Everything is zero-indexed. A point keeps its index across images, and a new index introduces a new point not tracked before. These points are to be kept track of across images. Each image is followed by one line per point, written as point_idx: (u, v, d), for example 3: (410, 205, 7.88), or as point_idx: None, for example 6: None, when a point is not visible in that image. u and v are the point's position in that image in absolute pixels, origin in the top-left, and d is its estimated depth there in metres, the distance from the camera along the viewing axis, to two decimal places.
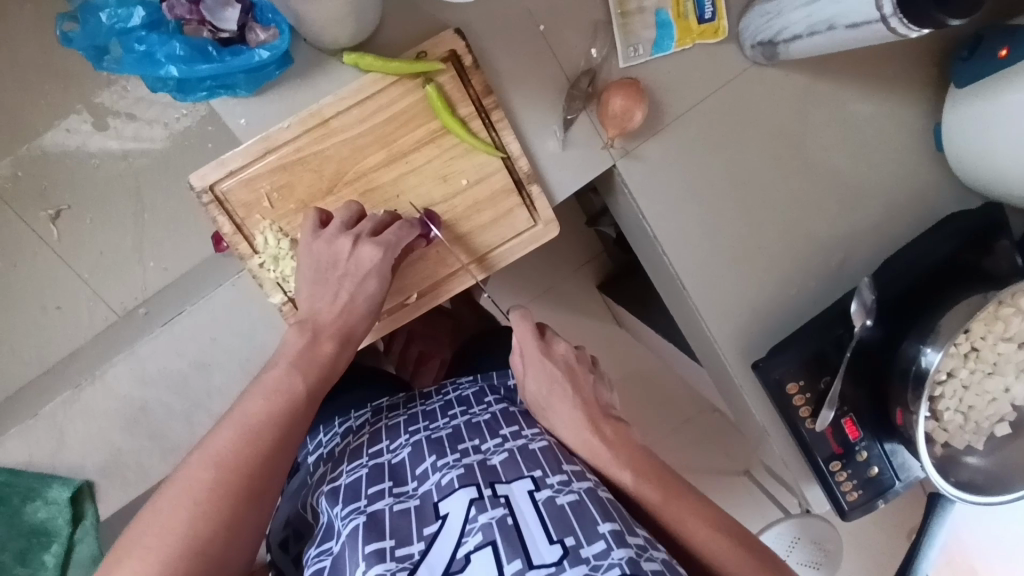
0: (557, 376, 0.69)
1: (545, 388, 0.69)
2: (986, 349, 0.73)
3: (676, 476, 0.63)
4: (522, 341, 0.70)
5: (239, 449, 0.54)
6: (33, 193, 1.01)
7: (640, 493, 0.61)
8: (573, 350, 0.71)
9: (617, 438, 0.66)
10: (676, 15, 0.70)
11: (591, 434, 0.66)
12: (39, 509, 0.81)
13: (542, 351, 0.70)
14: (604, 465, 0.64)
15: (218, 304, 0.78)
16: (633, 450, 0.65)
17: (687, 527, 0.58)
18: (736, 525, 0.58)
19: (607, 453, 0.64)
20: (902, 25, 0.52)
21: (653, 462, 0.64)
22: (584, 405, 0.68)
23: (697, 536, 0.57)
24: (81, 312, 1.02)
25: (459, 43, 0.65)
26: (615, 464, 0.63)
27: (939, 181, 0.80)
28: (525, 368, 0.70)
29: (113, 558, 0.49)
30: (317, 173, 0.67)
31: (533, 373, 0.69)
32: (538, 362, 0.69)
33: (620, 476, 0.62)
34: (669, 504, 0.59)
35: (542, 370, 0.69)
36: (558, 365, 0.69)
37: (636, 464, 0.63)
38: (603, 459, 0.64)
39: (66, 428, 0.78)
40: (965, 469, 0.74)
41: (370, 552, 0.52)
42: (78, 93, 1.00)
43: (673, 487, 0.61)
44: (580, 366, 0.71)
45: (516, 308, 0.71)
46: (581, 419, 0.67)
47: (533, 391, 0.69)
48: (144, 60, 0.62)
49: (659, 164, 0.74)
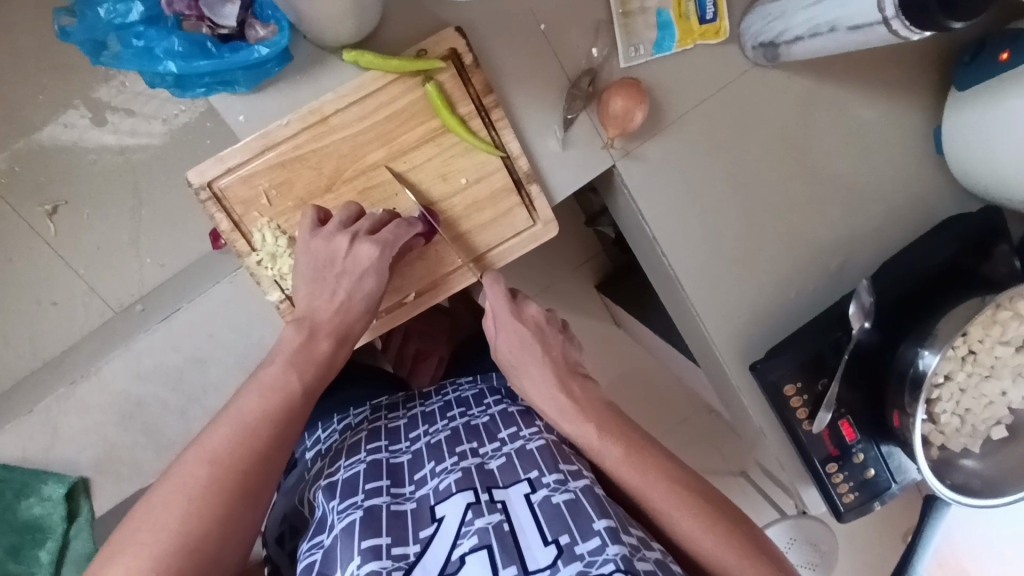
0: (527, 337, 0.68)
1: (515, 349, 0.68)
2: (983, 352, 0.73)
3: (641, 434, 0.63)
4: (495, 301, 0.70)
5: (234, 446, 0.54)
6: (30, 188, 1.00)
7: (603, 450, 0.60)
8: (544, 312, 0.71)
9: (583, 395, 0.65)
10: (678, 16, 0.70)
11: (560, 393, 0.65)
12: (34, 505, 0.81)
13: (514, 313, 0.69)
14: (567, 420, 0.63)
15: (216, 300, 0.79)
16: (598, 406, 0.65)
17: (645, 484, 0.58)
18: (702, 487, 0.59)
19: (573, 409, 0.64)
20: (903, 28, 0.52)
21: (618, 417, 0.64)
22: (554, 363, 0.67)
23: (656, 495, 0.57)
24: (78, 307, 1.02)
25: (459, 41, 0.65)
26: (579, 419, 0.63)
27: (939, 184, 0.80)
28: (497, 328, 0.70)
29: (108, 551, 0.49)
30: (316, 170, 0.66)
31: (504, 333, 0.69)
32: (508, 323, 0.69)
33: (584, 431, 0.62)
34: (630, 459, 0.59)
35: (514, 331, 0.69)
36: (528, 324, 0.69)
37: (601, 421, 0.63)
38: (568, 414, 0.64)
39: (61, 422, 0.77)
40: (960, 473, 0.74)
41: (366, 549, 0.52)
42: (77, 88, 0.99)
43: (636, 444, 0.61)
44: (551, 328, 0.71)
45: (489, 273, 0.71)
46: (550, 378, 0.66)
47: (504, 350, 0.69)
48: (142, 55, 0.62)
49: (659, 164, 0.74)
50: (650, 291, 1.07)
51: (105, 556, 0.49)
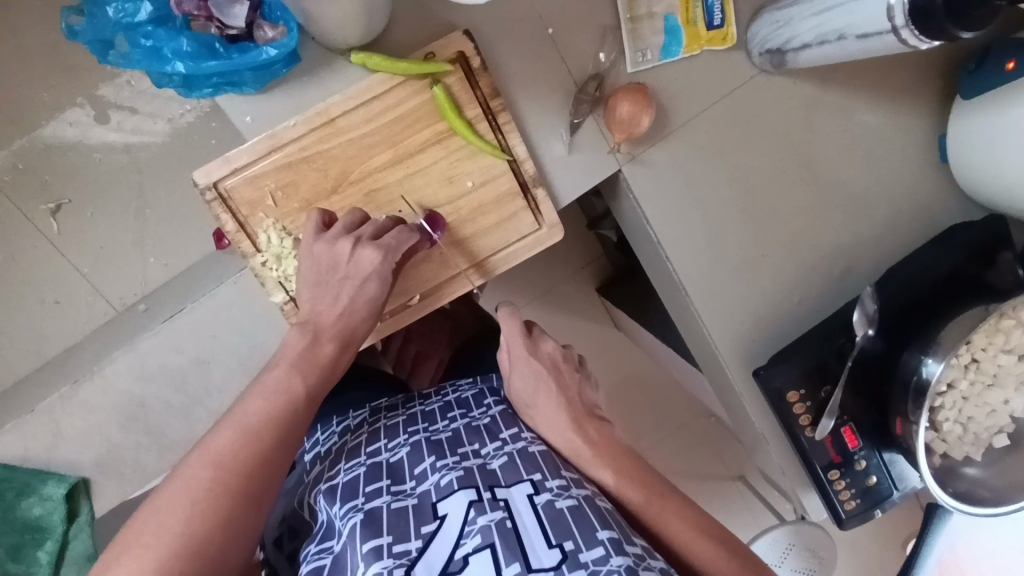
0: (542, 373, 0.69)
1: (530, 388, 0.69)
2: (987, 360, 0.73)
3: (659, 477, 0.63)
4: (510, 337, 0.70)
5: (238, 449, 0.54)
6: (34, 186, 1.00)
7: (623, 494, 0.61)
8: (559, 348, 0.72)
9: (600, 438, 0.66)
10: (685, 21, 0.70)
11: (576, 434, 0.65)
12: (34, 506, 0.80)
13: (528, 348, 0.70)
14: (584, 462, 0.64)
15: (218, 302, 0.77)
16: (615, 448, 0.65)
17: (668, 526, 0.58)
18: (724, 532, 0.58)
19: (589, 452, 0.64)
20: (913, 37, 0.52)
21: (636, 461, 0.64)
22: (569, 403, 0.68)
23: (683, 540, 0.57)
24: (80, 306, 1.02)
25: (467, 44, 0.65)
26: (596, 462, 0.63)
27: (943, 192, 0.80)
28: (512, 367, 0.70)
29: (107, 558, 0.49)
30: (322, 172, 0.66)
31: (519, 371, 0.69)
32: (524, 359, 0.69)
33: (601, 474, 0.62)
34: (652, 503, 0.59)
35: (529, 367, 0.69)
36: (542, 361, 0.70)
37: (617, 464, 0.63)
38: (583, 457, 0.64)
39: (63, 422, 0.77)
40: (962, 481, 0.74)
41: (367, 550, 0.51)
42: (81, 86, 0.99)
43: (656, 488, 0.61)
44: (566, 365, 0.71)
45: (504, 308, 0.72)
46: (565, 418, 0.66)
47: (518, 389, 0.69)
48: (151, 55, 0.62)
49: (664, 169, 0.74)
50: (652, 295, 1.07)
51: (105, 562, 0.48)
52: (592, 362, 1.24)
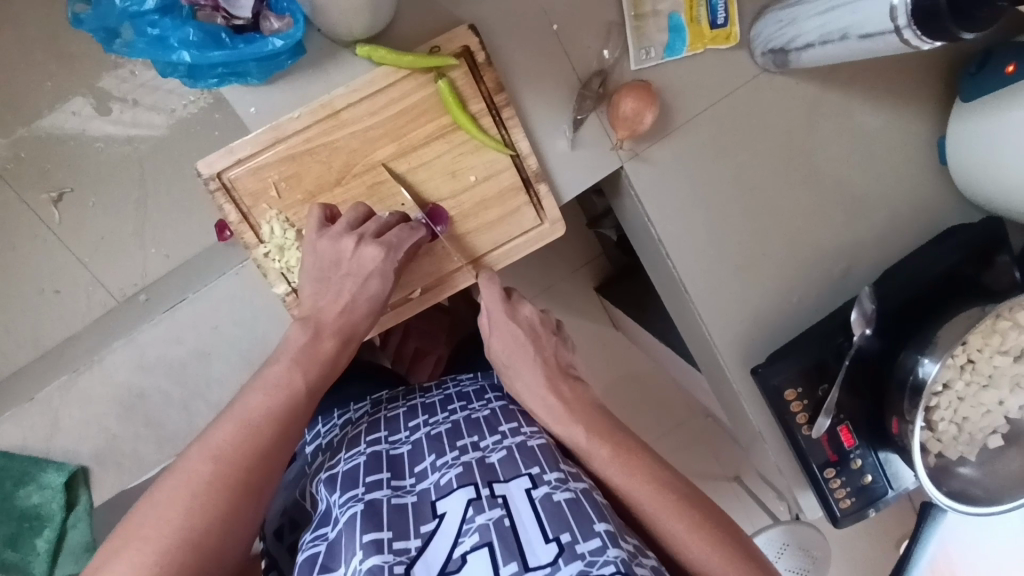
0: (520, 336, 0.70)
1: (508, 349, 0.70)
2: (982, 361, 0.74)
3: (628, 435, 0.63)
4: (490, 304, 0.71)
5: (238, 443, 0.54)
6: (36, 175, 1.00)
7: (590, 450, 0.61)
8: (538, 312, 0.73)
9: (574, 398, 0.66)
10: (690, 20, 0.70)
11: (551, 395, 0.66)
12: (33, 494, 0.79)
13: (509, 313, 0.71)
14: (557, 421, 0.64)
15: (219, 293, 0.78)
16: (588, 408, 0.65)
17: (631, 482, 0.58)
18: (687, 489, 0.58)
19: (563, 410, 0.64)
20: (915, 37, 0.52)
21: (607, 419, 0.64)
22: (546, 365, 0.69)
23: (642, 496, 0.57)
24: (80, 295, 1.01)
25: (472, 38, 0.65)
26: (569, 421, 0.63)
27: (941, 194, 0.80)
28: (492, 328, 0.71)
29: (107, 551, 0.49)
30: (326, 164, 0.66)
31: (498, 334, 0.70)
32: (503, 322, 0.70)
33: (573, 432, 0.63)
34: (617, 459, 0.59)
35: (508, 331, 0.70)
36: (522, 325, 0.71)
37: (589, 422, 0.63)
38: (557, 416, 0.64)
39: (62, 412, 0.77)
40: (957, 480, 0.74)
41: (367, 542, 0.51)
42: (83, 76, 0.99)
43: (626, 445, 0.61)
44: (544, 330, 0.72)
45: (485, 273, 0.73)
46: (540, 378, 0.67)
47: (497, 351, 0.70)
48: (156, 44, 0.61)
49: (666, 166, 0.74)
50: (650, 293, 1.08)
51: (104, 555, 0.49)
52: (590, 360, 1.24)
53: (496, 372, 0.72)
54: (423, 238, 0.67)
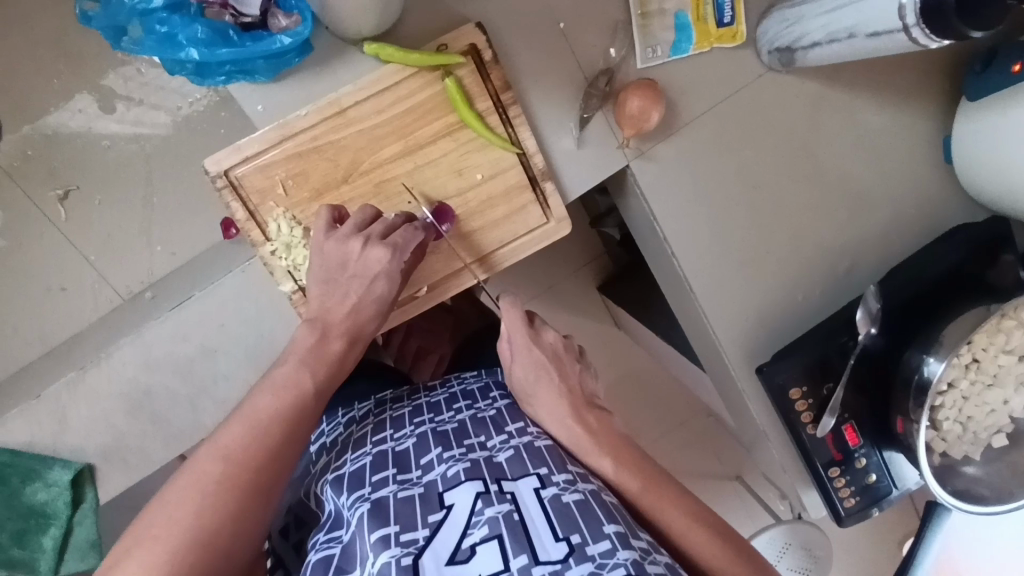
0: (543, 362, 0.70)
1: (532, 375, 0.69)
2: (987, 360, 0.74)
3: (656, 467, 0.63)
4: (512, 330, 0.71)
5: (247, 443, 0.54)
6: (42, 173, 1.00)
7: (621, 481, 0.61)
8: (561, 338, 0.73)
9: (599, 426, 0.66)
10: (696, 18, 0.70)
11: (577, 423, 0.66)
12: (39, 491, 0.80)
13: (531, 338, 0.71)
14: (584, 452, 0.64)
15: (225, 292, 0.77)
16: (614, 437, 0.66)
17: (665, 514, 0.58)
18: (719, 520, 0.58)
19: (591, 440, 0.65)
20: (923, 36, 0.53)
21: (634, 450, 0.65)
22: (570, 392, 0.69)
23: (677, 528, 0.57)
24: (86, 293, 1.02)
25: (478, 36, 0.65)
26: (596, 450, 0.64)
27: (946, 193, 0.81)
28: (513, 353, 0.71)
29: (117, 553, 0.49)
30: (333, 162, 0.66)
31: (521, 360, 0.70)
32: (525, 348, 0.71)
33: (602, 463, 0.63)
34: (649, 491, 0.60)
35: (530, 357, 0.70)
36: (545, 351, 0.71)
37: (617, 452, 0.64)
38: (584, 445, 0.64)
39: (69, 409, 0.77)
40: (961, 479, 0.74)
41: (375, 539, 0.51)
42: (89, 73, 0.99)
43: (655, 477, 0.61)
44: (566, 355, 0.73)
45: (505, 299, 0.74)
46: (564, 405, 0.67)
47: (519, 377, 0.70)
48: (165, 42, 0.62)
49: (672, 165, 0.74)
50: (653, 292, 1.08)
51: (115, 556, 0.49)
52: (593, 359, 1.24)
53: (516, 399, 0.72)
54: (428, 237, 0.67)
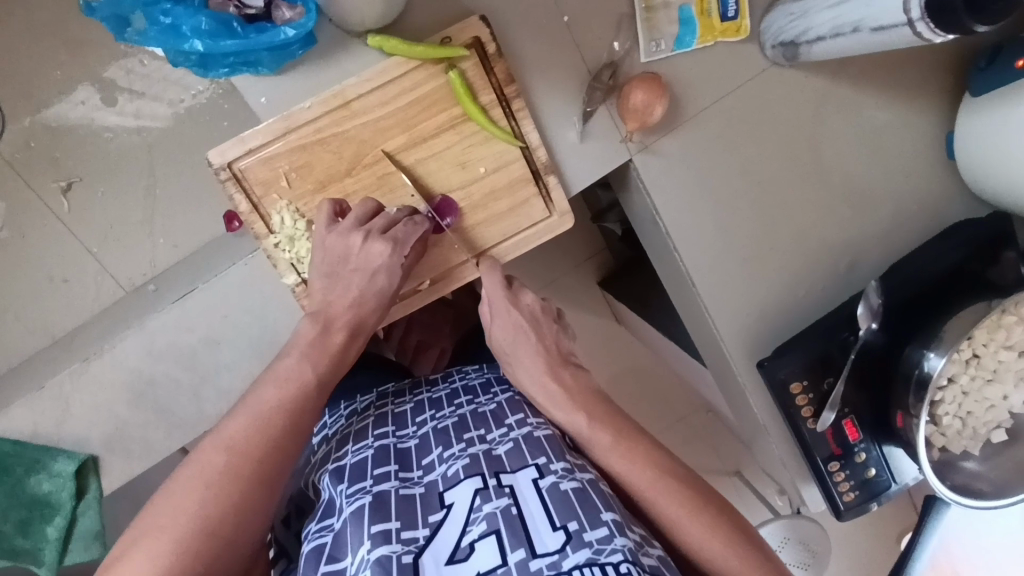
0: (522, 325, 0.70)
1: (510, 337, 0.70)
2: (987, 355, 0.74)
3: (628, 421, 0.64)
4: (491, 294, 0.71)
5: (251, 434, 0.55)
6: (45, 163, 1.00)
7: (591, 437, 0.62)
8: (540, 301, 0.73)
9: (574, 384, 0.67)
10: (700, 12, 0.70)
11: (552, 382, 0.67)
12: (43, 482, 0.80)
13: (510, 301, 0.71)
14: (558, 408, 0.65)
15: (231, 282, 0.76)
16: (588, 395, 0.66)
17: (632, 469, 0.59)
18: (683, 473, 0.59)
19: (564, 397, 0.65)
20: (928, 30, 0.53)
21: (607, 406, 0.65)
22: (546, 353, 0.69)
23: (641, 481, 0.58)
24: (89, 285, 1.02)
25: (483, 29, 0.65)
26: (569, 406, 0.64)
27: (948, 189, 0.81)
28: (493, 317, 0.71)
29: (122, 547, 0.49)
30: (337, 155, 0.66)
31: (499, 321, 0.71)
32: (505, 310, 0.71)
33: (573, 417, 0.64)
34: (617, 446, 0.60)
35: (509, 318, 0.70)
36: (524, 314, 0.71)
37: (590, 409, 0.64)
38: (558, 402, 0.65)
39: (73, 399, 0.77)
40: (960, 474, 0.76)
41: (375, 533, 0.51)
42: (92, 64, 0.99)
43: (625, 431, 0.62)
44: (546, 317, 0.72)
45: (486, 258, 0.72)
46: (540, 366, 0.68)
47: (499, 339, 0.71)
48: (169, 33, 0.61)
49: (674, 159, 0.74)
50: (654, 287, 1.08)
51: (121, 548, 0.49)
52: (592, 354, 1.24)
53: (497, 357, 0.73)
54: (428, 231, 0.67)
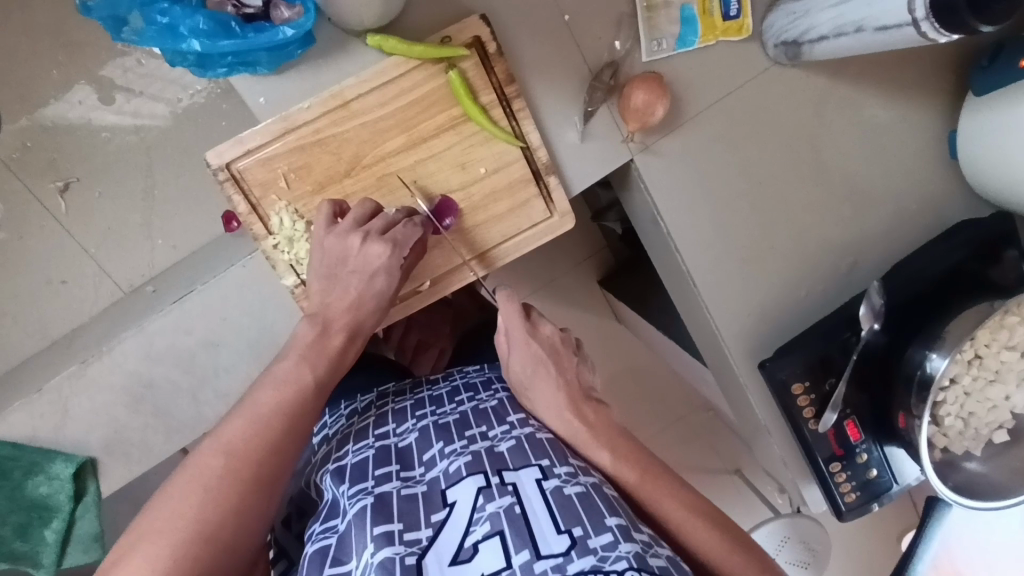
0: (542, 357, 0.68)
1: (529, 369, 0.68)
2: (990, 356, 0.73)
3: (652, 457, 0.63)
4: (508, 320, 0.69)
5: (249, 436, 0.54)
6: (42, 164, 0.99)
7: (618, 474, 0.61)
8: (558, 331, 0.71)
9: (597, 420, 0.66)
10: (701, 11, 0.70)
11: (573, 416, 0.65)
12: (41, 485, 0.80)
13: (528, 331, 0.69)
14: (582, 445, 0.64)
15: (229, 284, 0.75)
16: (610, 431, 0.65)
17: (663, 508, 0.58)
18: (713, 510, 0.59)
19: (588, 435, 0.64)
20: (933, 30, 0.52)
21: (629, 441, 0.64)
22: (567, 386, 0.68)
23: (675, 518, 0.57)
24: (87, 286, 1.01)
25: (483, 29, 0.64)
26: (594, 445, 0.63)
27: (950, 189, 0.80)
28: (511, 348, 0.70)
29: (119, 551, 0.49)
30: (335, 155, 0.66)
31: (518, 353, 0.69)
32: (523, 342, 0.69)
33: (600, 456, 0.63)
34: (646, 483, 0.60)
35: (529, 351, 0.68)
36: (542, 344, 0.69)
37: (614, 446, 0.63)
38: (581, 439, 0.64)
39: (71, 402, 0.77)
40: (961, 474, 0.75)
41: (378, 535, 0.51)
42: (89, 64, 0.98)
43: (652, 470, 0.61)
44: (565, 349, 0.71)
45: (501, 290, 0.70)
46: (562, 401, 0.66)
47: (517, 370, 0.69)
48: (166, 33, 0.60)
49: (676, 159, 0.74)
50: (654, 286, 1.07)
51: (118, 553, 0.49)
52: (592, 354, 1.24)
53: (513, 390, 0.71)
54: (428, 231, 0.67)
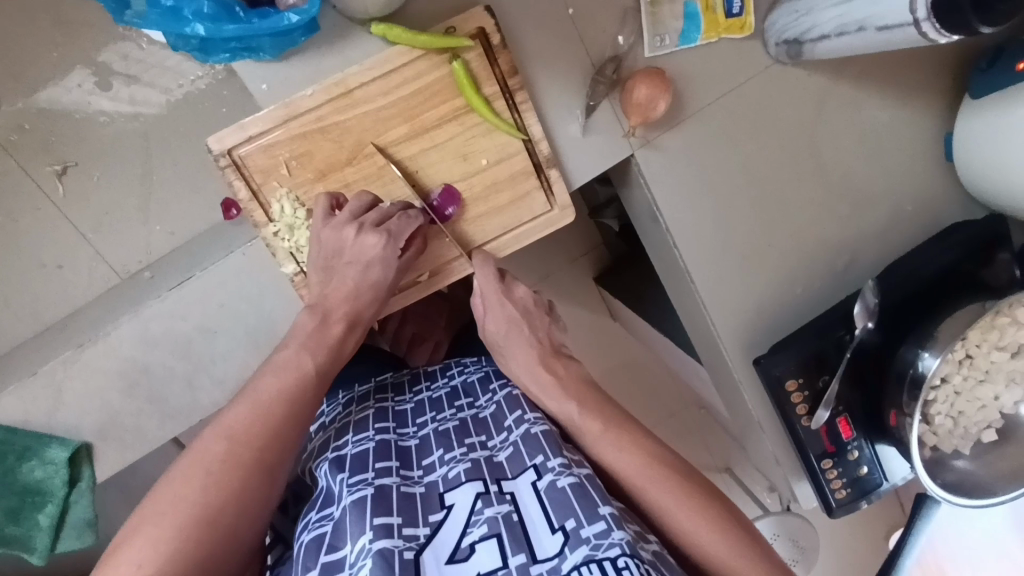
0: (515, 317, 0.72)
1: (503, 329, 0.72)
2: (980, 356, 0.74)
3: (617, 408, 0.64)
4: (486, 287, 0.72)
5: (251, 421, 0.55)
6: (40, 147, 0.98)
7: (580, 423, 0.63)
8: (532, 294, 0.75)
9: (565, 374, 0.69)
10: (705, 8, 0.70)
11: (542, 369, 0.69)
12: (35, 469, 0.79)
13: (503, 293, 0.72)
14: (547, 394, 0.66)
15: (228, 270, 0.75)
16: (578, 384, 0.67)
17: (620, 454, 0.59)
18: (675, 461, 0.59)
19: (554, 385, 0.67)
20: (934, 30, 0.53)
21: (599, 396, 0.66)
22: (538, 343, 0.71)
23: (631, 467, 0.58)
24: (83, 270, 1.01)
25: (488, 20, 0.64)
26: (559, 394, 0.66)
27: (945, 191, 0.81)
28: (486, 309, 0.73)
29: (120, 536, 0.49)
30: (338, 144, 0.66)
31: (493, 313, 0.73)
32: (498, 303, 0.72)
33: (563, 405, 0.65)
34: (608, 433, 0.61)
35: (502, 311, 0.72)
36: (518, 307, 0.73)
37: (580, 397, 0.65)
38: (547, 389, 0.67)
39: (66, 385, 0.76)
40: (951, 473, 0.75)
41: (377, 525, 0.51)
42: (88, 48, 0.97)
43: (614, 419, 0.62)
44: (539, 312, 0.74)
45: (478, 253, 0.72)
46: (532, 358, 0.70)
47: (493, 331, 0.73)
48: (169, 16, 0.60)
49: (675, 154, 0.74)
50: (650, 282, 1.08)
51: (124, 533, 0.50)
52: (586, 349, 1.24)
53: (489, 350, 0.75)
54: (426, 223, 0.67)
